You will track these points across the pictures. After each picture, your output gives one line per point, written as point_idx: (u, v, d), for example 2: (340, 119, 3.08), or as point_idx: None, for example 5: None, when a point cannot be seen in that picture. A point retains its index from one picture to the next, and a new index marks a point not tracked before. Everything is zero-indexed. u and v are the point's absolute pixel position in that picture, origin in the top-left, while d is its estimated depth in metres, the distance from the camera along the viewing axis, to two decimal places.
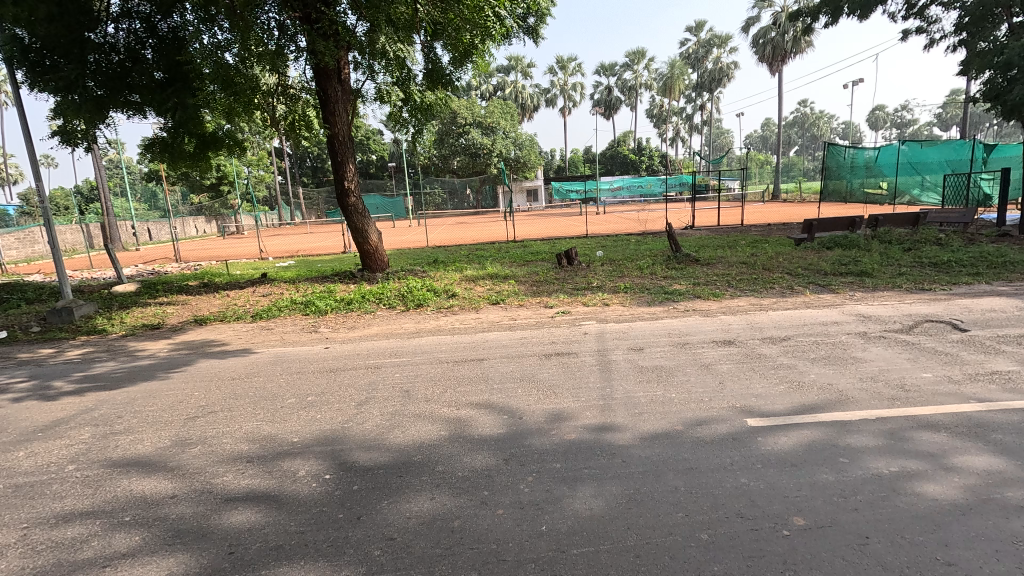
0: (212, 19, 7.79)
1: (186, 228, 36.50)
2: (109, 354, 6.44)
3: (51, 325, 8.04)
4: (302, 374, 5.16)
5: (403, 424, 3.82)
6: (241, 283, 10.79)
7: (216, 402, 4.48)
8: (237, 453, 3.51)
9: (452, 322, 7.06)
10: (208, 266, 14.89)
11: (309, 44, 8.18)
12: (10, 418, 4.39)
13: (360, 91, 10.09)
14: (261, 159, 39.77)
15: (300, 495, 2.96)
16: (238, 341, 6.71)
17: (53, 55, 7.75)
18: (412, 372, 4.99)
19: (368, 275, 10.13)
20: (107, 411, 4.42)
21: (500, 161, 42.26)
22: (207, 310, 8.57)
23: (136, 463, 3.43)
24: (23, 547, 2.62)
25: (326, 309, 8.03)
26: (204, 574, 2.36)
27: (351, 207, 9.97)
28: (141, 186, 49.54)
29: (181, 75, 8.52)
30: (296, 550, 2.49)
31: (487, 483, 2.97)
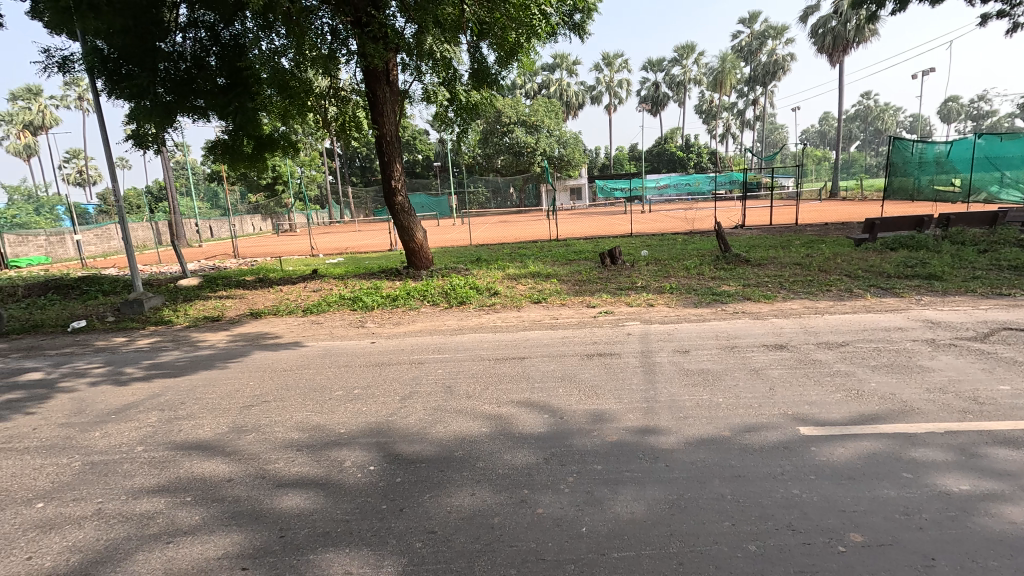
0: (269, 26, 8.13)
1: (244, 226, 38.44)
2: (174, 344, 6.87)
3: (123, 315, 8.65)
4: (349, 367, 5.32)
5: (445, 420, 3.87)
6: (293, 278, 11.25)
7: (269, 392, 4.70)
8: (289, 441, 3.66)
9: (494, 320, 7.10)
10: (264, 262, 15.59)
11: (359, 47, 8.44)
12: (87, 401, 4.77)
13: (408, 91, 10.31)
14: (314, 159, 41.35)
15: (347, 484, 3.06)
16: (291, 334, 7.00)
17: (129, 64, 8.33)
18: (454, 369, 5.06)
19: (413, 273, 10.33)
20: (172, 397, 4.72)
21: (544, 159, 42.19)
22: (262, 304, 8.99)
23: (198, 447, 3.64)
24: (99, 520, 2.84)
25: (372, 305, 8.26)
26: (257, 555, 2.47)
27: (398, 206, 10.20)
28: (205, 186, 52.56)
29: (240, 80, 8.95)
30: (343, 537, 2.57)
31: (527, 482, 2.97)
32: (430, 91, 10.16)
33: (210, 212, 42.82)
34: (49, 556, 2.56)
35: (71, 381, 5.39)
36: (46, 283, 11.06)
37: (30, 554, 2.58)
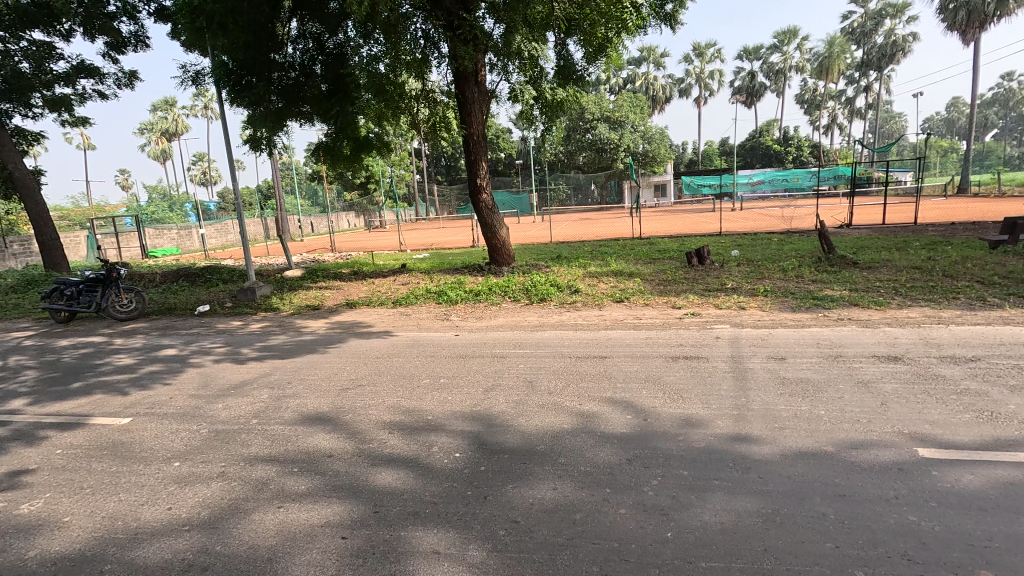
0: (368, 34, 8.63)
1: (340, 222, 41.32)
2: (281, 329, 7.56)
3: (239, 302, 9.64)
4: (436, 358, 5.56)
5: (528, 413, 3.93)
6: (384, 272, 11.89)
7: (363, 377, 5.05)
8: (382, 423, 3.90)
9: (574, 319, 7.06)
10: (358, 256, 16.64)
11: (451, 50, 8.76)
12: (212, 375, 5.40)
13: (494, 91, 10.52)
14: (403, 159, 43.43)
15: (435, 467, 3.21)
16: (382, 324, 7.44)
17: (248, 75, 9.23)
18: (536, 364, 5.10)
19: (495, 268, 10.53)
20: (280, 377, 5.21)
21: (628, 156, 41.20)
22: (356, 295, 9.61)
23: (303, 423, 3.99)
24: (222, 480, 3.21)
25: (456, 299, 8.55)
26: (355, 526, 2.66)
27: (482, 203, 10.46)
28: (307, 186, 57.14)
29: (342, 86, 9.59)
30: (431, 517, 2.71)
31: (610, 481, 2.94)
32: (517, 90, 10.30)
33: (311, 210, 46.48)
34: (184, 508, 2.93)
35: (199, 358, 6.12)
36: (178, 271, 12.60)
37: (170, 504, 2.98)
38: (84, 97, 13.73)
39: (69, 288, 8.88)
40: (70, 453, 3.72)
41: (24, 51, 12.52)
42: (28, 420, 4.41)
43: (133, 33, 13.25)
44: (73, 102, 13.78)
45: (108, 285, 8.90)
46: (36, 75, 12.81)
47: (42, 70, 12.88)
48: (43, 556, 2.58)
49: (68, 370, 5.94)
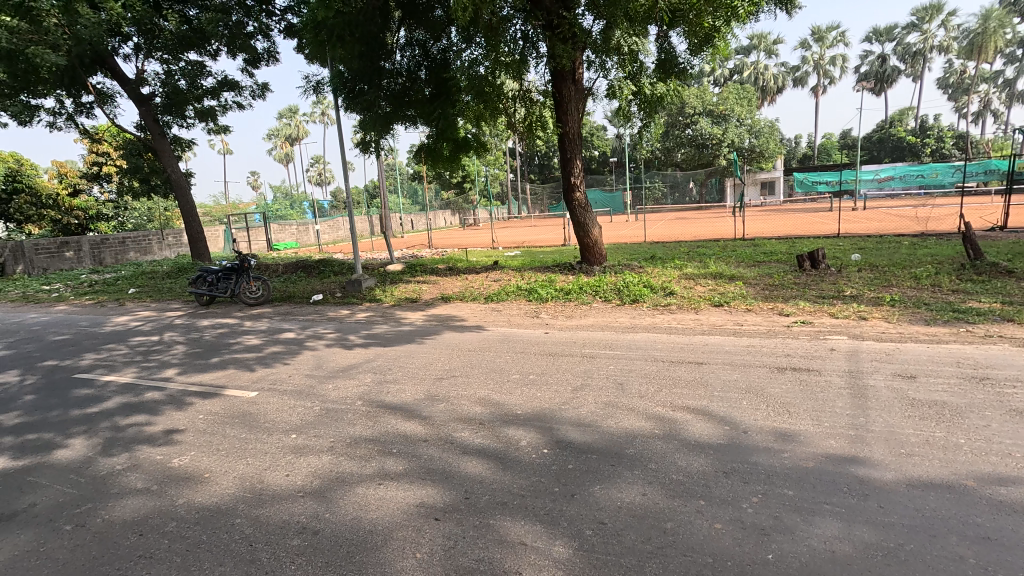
0: (470, 38, 8.92)
1: (437, 220, 43.45)
2: (383, 319, 8.10)
3: (347, 292, 10.45)
4: (526, 354, 5.65)
5: (617, 415, 3.87)
6: (477, 268, 12.28)
7: (456, 368, 5.26)
8: (473, 414, 4.05)
9: (668, 322, 6.80)
10: (453, 253, 17.29)
11: (549, 49, 8.81)
12: (323, 358, 5.94)
13: (591, 88, 10.40)
14: (498, 159, 44.39)
15: (522, 461, 3.28)
16: (475, 319, 7.70)
17: (361, 83, 9.96)
18: (626, 366, 4.99)
19: (586, 267, 10.42)
20: (381, 363, 5.59)
21: (732, 152, 38.74)
22: (451, 290, 10.01)
23: (400, 408, 4.26)
24: (331, 454, 3.52)
25: (547, 297, 8.61)
26: (447, 510, 2.79)
27: (576, 202, 10.40)
28: (408, 185, 60.44)
29: (445, 89, 10.00)
30: (519, 509, 2.76)
31: (703, 492, 2.81)
32: (615, 86, 10.08)
33: (411, 207, 49.20)
34: (300, 476, 3.26)
35: (312, 342, 6.75)
36: (297, 263, 13.96)
37: (287, 471, 3.33)
38: (226, 108, 15.65)
39: (210, 275, 10.18)
40: (210, 418, 4.30)
41: (182, 71, 14.52)
42: (179, 387, 5.15)
43: (266, 49, 14.85)
44: (217, 113, 15.73)
45: (241, 273, 10.07)
46: (190, 91, 14.82)
47: (195, 86, 14.87)
48: (189, 505, 3.02)
49: (209, 346, 6.84)
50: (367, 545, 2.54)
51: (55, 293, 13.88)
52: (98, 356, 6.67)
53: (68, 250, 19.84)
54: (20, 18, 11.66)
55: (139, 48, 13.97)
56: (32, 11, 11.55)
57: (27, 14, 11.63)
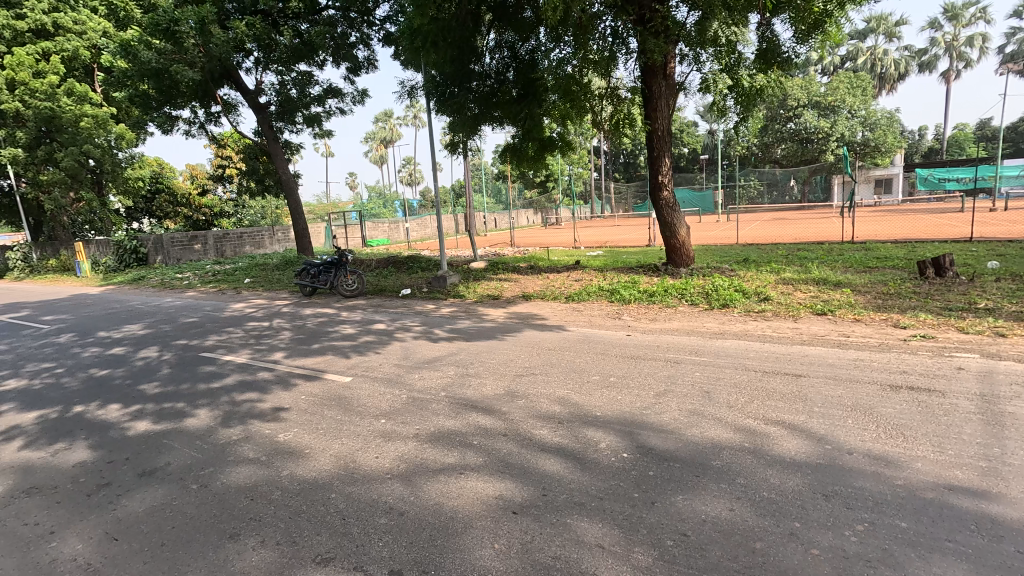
0: (558, 37, 8.92)
1: (519, 219, 44.04)
2: (467, 314, 8.36)
3: (433, 288, 10.91)
4: (607, 355, 5.57)
5: (701, 424, 3.69)
6: (559, 267, 12.25)
7: (536, 366, 5.31)
8: (551, 412, 4.06)
9: (762, 329, 6.37)
10: (535, 252, 17.40)
11: (640, 44, 8.59)
12: (410, 349, 6.26)
13: (683, 83, 9.97)
14: (583, 158, 43.94)
15: (601, 463, 3.24)
16: (556, 318, 7.71)
17: (452, 87, 10.32)
18: (714, 374, 4.76)
19: (672, 269, 10.04)
20: (464, 357, 5.78)
21: (841, 146, 35.36)
22: (532, 288, 10.08)
23: (481, 402, 4.37)
24: (416, 441, 3.71)
25: (630, 298, 8.41)
26: (524, 506, 2.82)
27: (663, 201, 10.01)
28: (493, 185, 61.68)
29: (532, 89, 10.07)
30: (596, 511, 2.74)
31: (797, 513, 2.62)
32: (710, 79, 9.58)
33: (495, 207, 50.20)
34: (388, 459, 3.47)
35: (401, 333, 7.13)
36: (388, 259, 14.78)
37: (377, 454, 3.55)
38: (329, 114, 16.91)
39: (313, 268, 11.08)
40: (311, 399, 4.69)
41: (293, 81, 15.90)
42: (285, 369, 5.68)
43: (366, 58, 15.84)
44: (321, 118, 17.02)
45: (339, 267, 10.84)
46: (300, 99, 16.18)
47: (304, 94, 16.22)
48: (292, 477, 3.32)
49: (311, 333, 7.47)
50: (448, 531, 2.64)
51: (187, 281, 15.83)
52: (219, 338, 7.52)
53: (196, 243, 22.54)
54: (166, 40, 13.46)
55: (258, 62, 15.48)
56: (176, 33, 13.27)
57: (172, 36, 13.37)
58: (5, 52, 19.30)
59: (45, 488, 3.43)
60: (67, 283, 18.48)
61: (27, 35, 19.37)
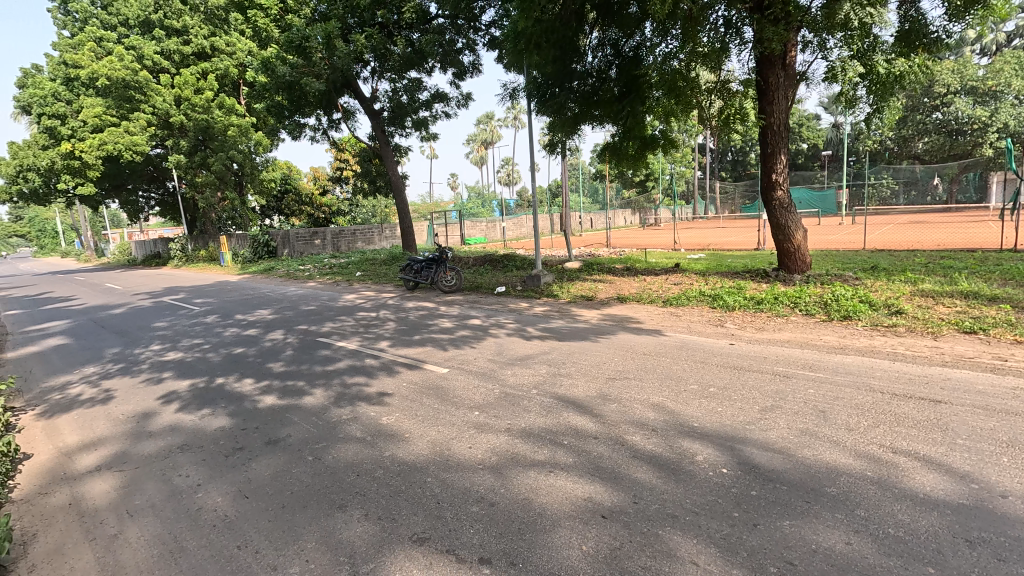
0: (666, 31, 8.61)
1: (616, 219, 43.21)
2: (560, 314, 8.38)
3: (527, 286, 11.05)
4: (707, 364, 5.28)
5: (815, 446, 3.37)
6: (656, 270, 11.83)
7: (630, 370, 5.17)
8: (646, 419, 3.93)
9: (892, 346, 5.65)
10: (631, 253, 16.97)
11: (757, 33, 8.01)
12: (504, 346, 6.41)
13: (805, 73, 9.16)
14: (686, 156, 41.97)
15: (698, 477, 3.08)
16: (653, 322, 7.46)
17: (553, 87, 10.35)
18: (832, 393, 4.31)
19: (784, 276, 9.26)
20: (555, 356, 5.81)
21: (1003, 138, 30.20)
22: (628, 290, 9.84)
23: (573, 403, 4.35)
24: (508, 436, 3.79)
25: (734, 305, 7.91)
26: (614, 512, 2.77)
27: (776, 202, 9.26)
28: (590, 185, 61.26)
29: (635, 86, 9.79)
30: (691, 526, 2.62)
31: (932, 557, 2.30)
32: (837, 67, 8.70)
33: (591, 207, 49.75)
34: (480, 450, 3.59)
35: (495, 329, 7.32)
36: (485, 257, 15.26)
37: (470, 445, 3.68)
38: (436, 118, 17.80)
39: (416, 264, 11.76)
40: (411, 386, 5.00)
41: (404, 88, 16.93)
42: (389, 357, 6.09)
43: (472, 63, 16.46)
44: (428, 122, 17.95)
45: (439, 263, 11.40)
46: (410, 105, 17.22)
47: (413, 100, 17.23)
48: (394, 458, 3.56)
49: (412, 325, 7.94)
50: (535, 529, 2.67)
51: (308, 272, 17.58)
52: (334, 325, 8.24)
53: (317, 239, 24.89)
54: (298, 55, 15.00)
55: (374, 71, 16.70)
56: (307, 48, 14.72)
57: (303, 51, 14.87)
58: (175, 73, 22.77)
59: (194, 446, 4.00)
60: (214, 272, 21.28)
61: (191, 57, 22.68)
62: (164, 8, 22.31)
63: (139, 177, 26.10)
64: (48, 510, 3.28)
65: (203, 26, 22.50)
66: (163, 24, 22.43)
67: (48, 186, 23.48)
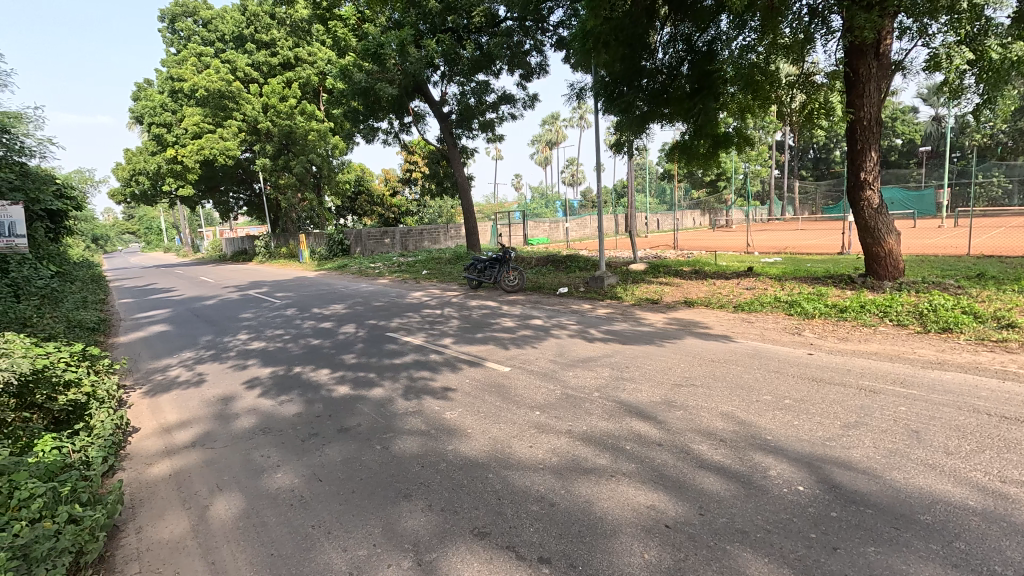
0: (744, 23, 8.26)
1: (685, 220, 41.79)
2: (624, 317, 8.22)
3: (590, 288, 10.93)
4: (781, 374, 4.99)
5: (907, 469, 3.09)
6: (727, 273, 11.30)
7: (697, 377, 4.98)
8: (713, 429, 3.78)
9: (1001, 363, 5.07)
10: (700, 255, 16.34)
11: (846, 22, 7.47)
12: (566, 347, 6.39)
13: (901, 62, 8.40)
14: (762, 154, 39.81)
15: (772, 493, 2.91)
16: (723, 328, 7.14)
17: (621, 86, 10.16)
18: (928, 412, 3.93)
19: (872, 283, 8.54)
20: (619, 359, 5.71)
21: None
22: (696, 294, 9.47)
23: (636, 408, 4.26)
24: (569, 438, 3.78)
25: (814, 313, 7.42)
26: (678, 524, 2.68)
27: (864, 202, 8.55)
28: (657, 185, 59.73)
29: (708, 83, 9.39)
30: (762, 543, 2.49)
31: None
32: (941, 54, 7.97)
33: (657, 208, 48.53)
34: (541, 451, 3.60)
35: (557, 330, 7.30)
36: (547, 257, 15.28)
37: (531, 444, 3.71)
38: (502, 119, 18.04)
39: (480, 263, 11.97)
40: (474, 383, 5.10)
41: (472, 91, 17.25)
42: (453, 354, 6.24)
43: (539, 64, 16.52)
44: (494, 123, 18.20)
45: (503, 263, 11.55)
46: (477, 107, 17.54)
47: (481, 102, 17.54)
48: (455, 452, 3.64)
49: (475, 323, 8.09)
50: (595, 534, 2.63)
51: (377, 270, 18.37)
52: (401, 320, 8.57)
53: (387, 238, 25.95)
54: (373, 62, 15.72)
55: (444, 75, 17.14)
56: (381, 55, 15.34)
57: (377, 58, 15.50)
58: (263, 82, 24.59)
59: (275, 429, 4.30)
60: (293, 268, 22.75)
61: (278, 68, 24.41)
62: (255, 23, 24.19)
63: (231, 180, 28.40)
64: (151, 479, 3.65)
65: (288, 38, 24.18)
66: (253, 39, 24.31)
67: (155, 188, 26.08)
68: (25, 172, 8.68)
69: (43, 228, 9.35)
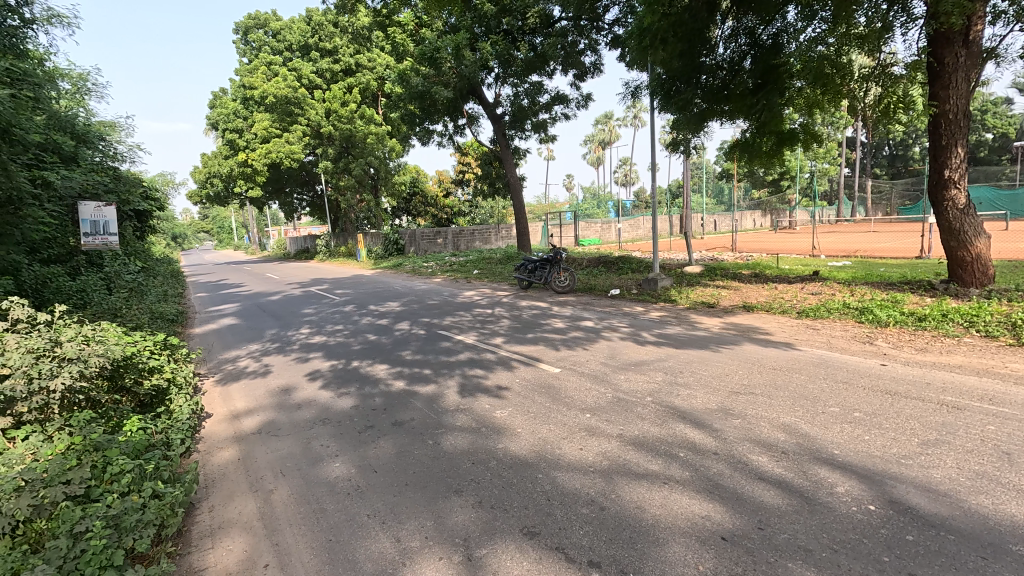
0: (814, 13, 7.81)
1: (743, 221, 40.09)
2: (678, 320, 7.98)
3: (643, 290, 10.70)
4: (851, 385, 4.68)
5: (995, 494, 2.83)
6: (790, 277, 10.75)
7: (757, 386, 4.76)
8: (773, 440, 3.61)
9: None
10: (761, 258, 15.61)
11: (930, 8, 6.93)
12: (617, 349, 6.28)
13: (995, 49, 7.66)
14: (831, 151, 37.55)
15: (839, 511, 2.74)
16: (786, 334, 6.80)
17: (678, 82, 9.90)
18: (1022, 433, 3.57)
19: (957, 290, 7.86)
20: (672, 364, 5.56)
21: None
22: (755, 298, 9.07)
23: (690, 415, 4.13)
24: (620, 442, 3.72)
25: (888, 321, 6.92)
26: (736, 537, 2.57)
27: (949, 202, 7.89)
28: (715, 185, 57.62)
29: (772, 77, 8.86)
30: (828, 564, 2.35)
31: None
32: None
33: (715, 208, 46.83)
34: (591, 453, 3.57)
35: (608, 333, 7.19)
36: (598, 258, 15.10)
37: (581, 446, 3.68)
38: (555, 120, 17.95)
39: (530, 263, 11.99)
40: (524, 383, 5.12)
41: (525, 92, 17.29)
42: (504, 353, 6.28)
43: (593, 63, 16.34)
44: (547, 123, 18.17)
45: (553, 264, 11.52)
46: (530, 107, 17.60)
47: (534, 102, 17.55)
48: (505, 451, 3.67)
49: (525, 323, 8.11)
50: (646, 542, 2.57)
51: (430, 269, 18.82)
52: (452, 319, 8.72)
53: (439, 238, 26.48)
54: (429, 66, 16.07)
55: (498, 77, 17.29)
56: (437, 59, 15.63)
57: (433, 62, 15.82)
58: (326, 89, 25.53)
59: (333, 421, 4.49)
60: (351, 266, 23.71)
61: (340, 74, 25.46)
62: (319, 32, 25.37)
63: (295, 182, 29.94)
64: (222, 462, 3.91)
65: (350, 45, 25.22)
66: (318, 47, 25.50)
67: (227, 190, 27.89)
68: (118, 176, 9.50)
69: (132, 227, 10.21)
